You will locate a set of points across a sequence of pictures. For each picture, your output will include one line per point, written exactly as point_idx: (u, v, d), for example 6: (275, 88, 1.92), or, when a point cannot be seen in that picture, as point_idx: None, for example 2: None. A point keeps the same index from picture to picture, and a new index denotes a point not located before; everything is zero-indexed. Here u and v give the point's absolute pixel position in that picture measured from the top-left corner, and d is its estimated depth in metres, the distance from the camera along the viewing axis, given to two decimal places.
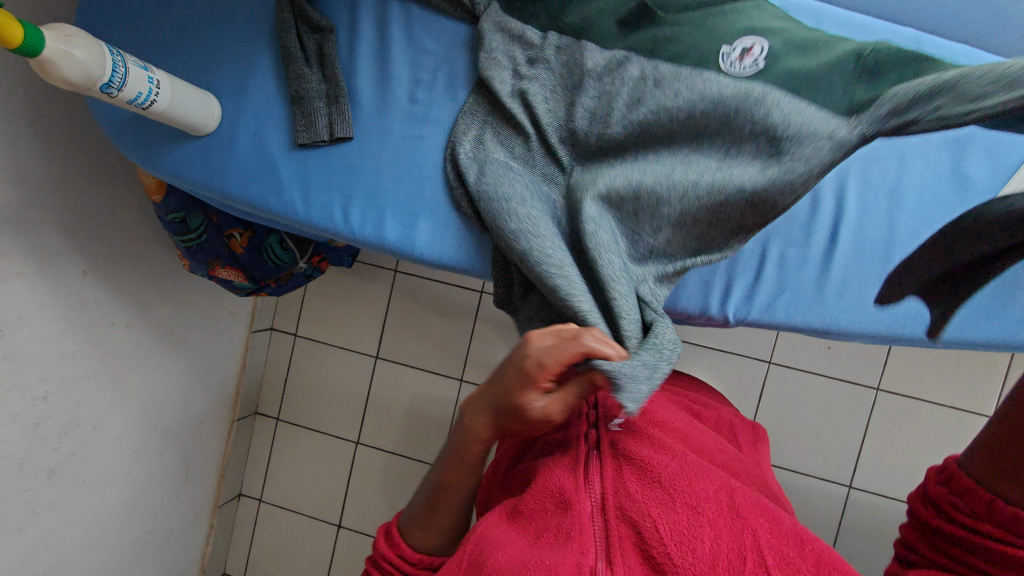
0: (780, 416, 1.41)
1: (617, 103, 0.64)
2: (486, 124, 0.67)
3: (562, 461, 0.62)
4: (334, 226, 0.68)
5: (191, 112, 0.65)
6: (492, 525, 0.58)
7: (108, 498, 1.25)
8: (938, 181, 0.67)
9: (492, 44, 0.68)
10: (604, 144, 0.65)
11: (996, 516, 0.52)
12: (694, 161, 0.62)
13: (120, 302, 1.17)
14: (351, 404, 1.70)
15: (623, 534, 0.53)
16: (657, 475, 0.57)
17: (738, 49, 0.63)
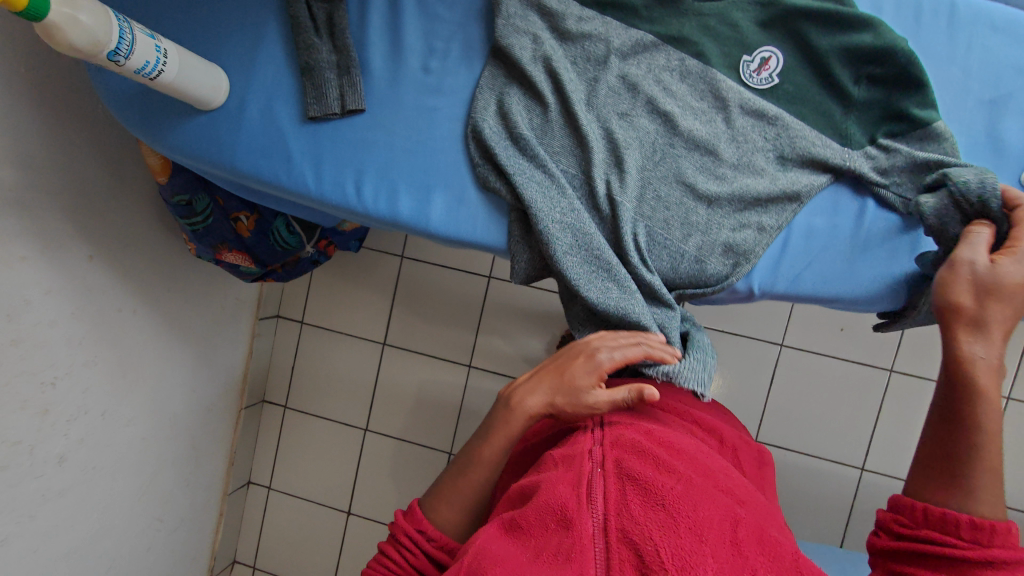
0: (792, 399, 1.40)
1: (642, 84, 0.64)
2: (505, 95, 0.65)
3: (564, 476, 0.56)
4: (346, 201, 0.66)
5: (198, 85, 0.63)
6: (488, 541, 0.54)
7: (118, 485, 1.25)
8: (972, 145, 0.64)
9: (510, 12, 0.65)
10: (633, 120, 0.64)
11: (936, 523, 0.53)
12: (727, 148, 0.63)
13: (126, 287, 1.15)
14: (359, 391, 1.69)
15: (622, 556, 0.48)
16: (663, 497, 0.51)
17: (757, 60, 0.64)
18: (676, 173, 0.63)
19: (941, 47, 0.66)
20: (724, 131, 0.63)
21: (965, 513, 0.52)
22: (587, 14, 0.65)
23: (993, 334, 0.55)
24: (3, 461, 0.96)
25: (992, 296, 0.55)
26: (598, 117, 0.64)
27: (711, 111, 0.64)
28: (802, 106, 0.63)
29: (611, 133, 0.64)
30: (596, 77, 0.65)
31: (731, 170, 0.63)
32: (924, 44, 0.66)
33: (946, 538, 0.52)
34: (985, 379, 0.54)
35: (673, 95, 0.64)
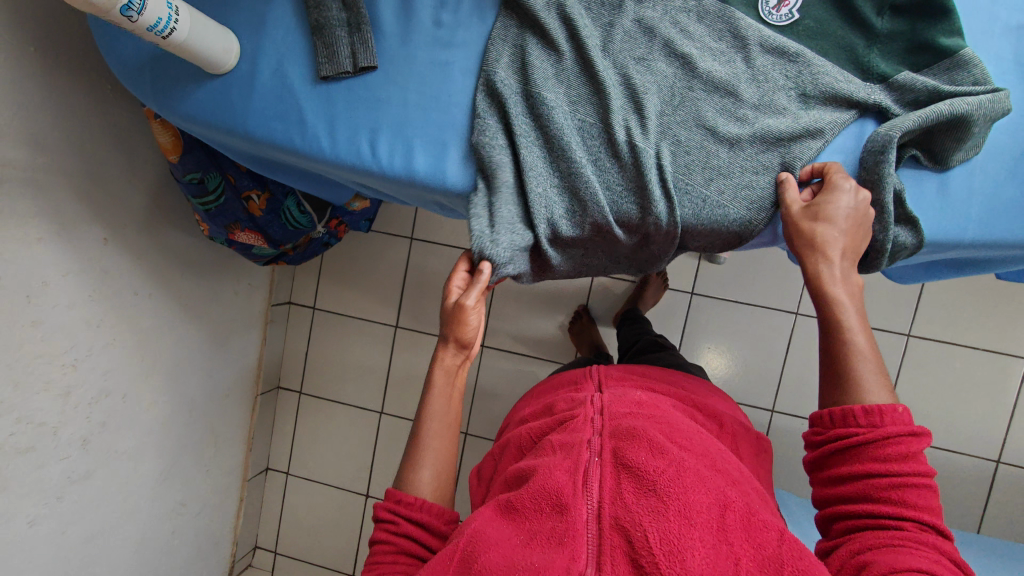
0: (806, 368, 1.39)
1: (657, 29, 0.63)
2: (518, 47, 0.64)
3: (562, 463, 0.59)
4: (360, 159, 0.66)
5: (210, 46, 0.63)
6: (484, 523, 0.57)
7: (141, 468, 1.26)
8: (999, 71, 0.62)
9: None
10: (648, 65, 0.63)
11: (835, 422, 0.57)
12: (749, 88, 0.62)
13: (142, 270, 1.16)
14: (373, 375, 1.70)
15: (613, 543, 0.50)
16: (653, 484, 0.53)
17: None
18: (695, 116, 0.62)
19: None
20: (743, 72, 0.62)
21: (858, 404, 0.56)
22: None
23: (831, 252, 0.58)
24: (29, 441, 0.98)
25: (820, 221, 0.58)
26: (613, 65, 0.63)
27: (728, 55, 0.63)
28: (822, 42, 0.62)
29: (627, 79, 0.63)
30: (609, 24, 0.64)
31: (752, 110, 0.62)
32: None
33: (845, 429, 0.55)
34: (839, 293, 0.59)
35: (689, 37, 0.63)
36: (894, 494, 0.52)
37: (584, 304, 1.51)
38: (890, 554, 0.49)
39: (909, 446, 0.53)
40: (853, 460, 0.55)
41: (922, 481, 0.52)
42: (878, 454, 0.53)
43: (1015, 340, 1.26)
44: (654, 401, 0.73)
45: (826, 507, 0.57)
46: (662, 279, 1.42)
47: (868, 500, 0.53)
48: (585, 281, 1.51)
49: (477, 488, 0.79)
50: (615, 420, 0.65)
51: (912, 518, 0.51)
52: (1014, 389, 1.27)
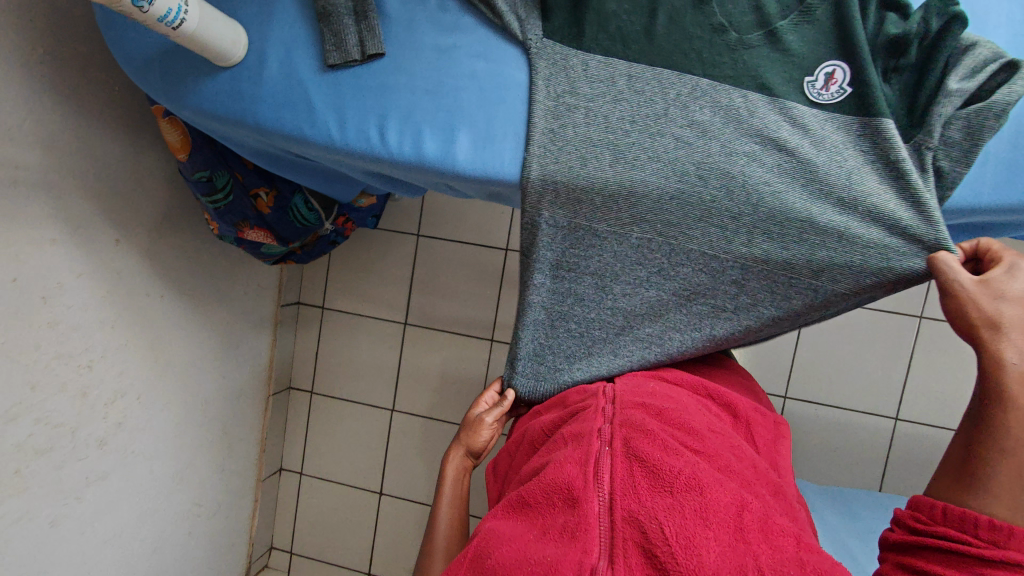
0: (817, 353, 1.39)
1: (709, 138, 0.59)
2: (565, 172, 0.63)
3: (572, 455, 0.57)
4: (371, 148, 0.66)
5: (219, 37, 0.63)
6: (497, 522, 0.55)
7: (157, 469, 1.27)
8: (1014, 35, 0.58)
9: (556, 87, 0.62)
10: (704, 173, 0.59)
11: (951, 520, 0.49)
12: (838, 167, 0.57)
13: (154, 271, 1.17)
14: (384, 372, 1.71)
15: (626, 535, 0.48)
16: (669, 483, 0.51)
17: (821, 77, 0.57)
18: (767, 222, 0.59)
19: None
20: (826, 157, 0.57)
21: (983, 512, 0.48)
22: (639, 67, 0.61)
23: (1018, 339, 0.51)
24: (47, 442, 0.98)
25: (1004, 299, 0.52)
26: (661, 182, 0.60)
27: (794, 151, 0.58)
28: None
29: (669, 170, 0.60)
30: (655, 138, 0.60)
31: (850, 192, 0.57)
32: None
33: (959, 533, 0.47)
34: (1017, 389, 0.50)
35: (752, 152, 0.58)
36: None
37: None
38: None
39: None
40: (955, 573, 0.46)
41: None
42: None
43: None
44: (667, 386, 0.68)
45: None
46: None
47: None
48: None
49: (492, 484, 0.77)
50: (625, 409, 0.62)
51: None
52: None
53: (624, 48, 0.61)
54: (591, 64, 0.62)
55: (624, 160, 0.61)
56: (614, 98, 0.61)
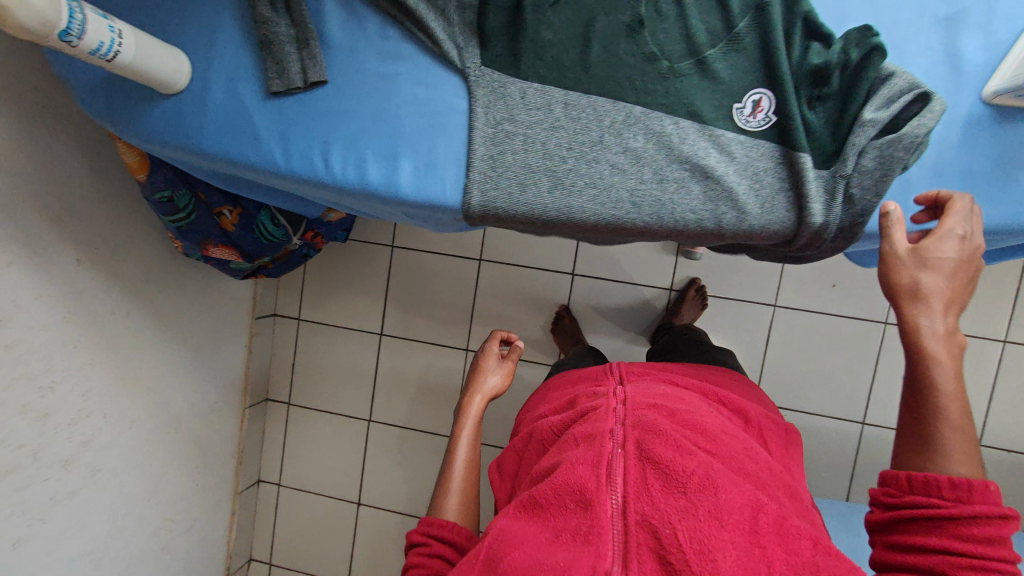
0: (787, 359, 1.41)
1: (642, 165, 0.61)
2: (505, 197, 0.64)
3: (585, 457, 0.60)
4: (316, 173, 0.67)
5: (159, 66, 0.64)
6: (509, 523, 0.59)
7: (126, 486, 1.26)
8: (930, 69, 0.58)
9: (495, 114, 0.63)
10: (636, 202, 0.61)
11: (918, 488, 0.52)
12: (753, 194, 0.59)
13: (118, 289, 1.16)
14: (360, 383, 1.71)
15: (640, 540, 0.51)
16: (683, 484, 0.54)
17: (748, 104, 0.59)
18: (689, 240, 0.64)
19: None
20: (746, 180, 0.59)
21: (943, 474, 0.52)
22: (575, 95, 0.62)
23: (934, 303, 0.56)
24: (8, 465, 0.98)
25: (927, 270, 0.57)
26: (596, 210, 0.62)
27: (718, 179, 0.59)
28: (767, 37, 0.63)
29: (603, 201, 0.62)
30: (592, 164, 0.62)
31: (763, 216, 0.60)
32: None
33: (927, 499, 0.51)
34: (936, 348, 0.55)
35: (680, 176, 0.60)
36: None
37: (565, 305, 1.57)
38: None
39: (997, 529, 0.49)
40: (932, 534, 0.50)
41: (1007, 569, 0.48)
42: (962, 532, 0.49)
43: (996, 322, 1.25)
44: (675, 393, 0.74)
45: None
46: (701, 298, 1.44)
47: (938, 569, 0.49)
48: (567, 283, 1.57)
49: (500, 484, 0.79)
50: (636, 412, 0.67)
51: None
52: (993, 373, 1.25)
53: (561, 76, 0.62)
54: (528, 90, 0.62)
55: (562, 186, 0.63)
56: (551, 126, 0.62)
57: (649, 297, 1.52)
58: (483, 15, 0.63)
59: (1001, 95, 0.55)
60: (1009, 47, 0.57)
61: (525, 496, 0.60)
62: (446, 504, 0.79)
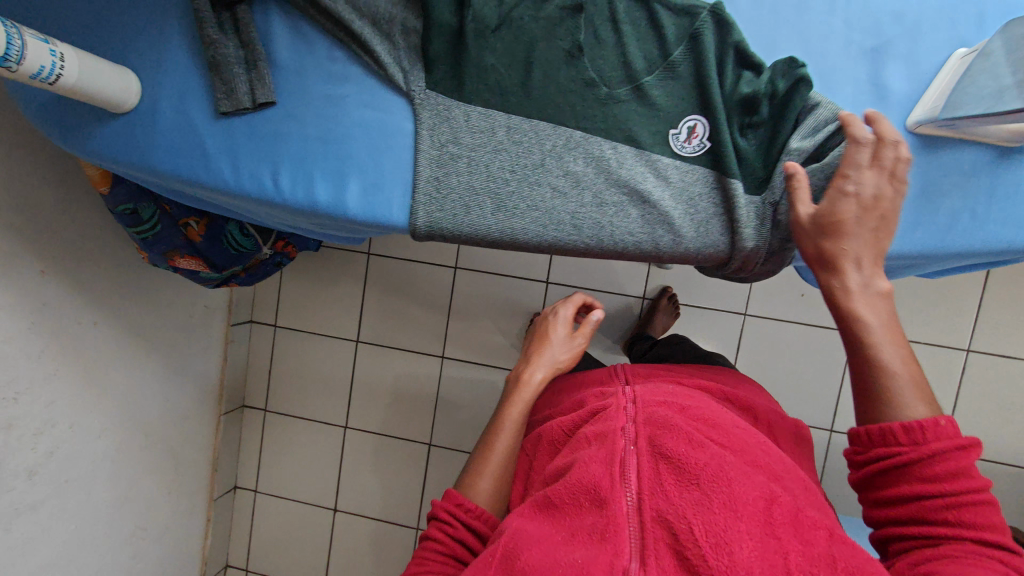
0: (757, 368, 1.43)
1: (583, 189, 0.63)
2: (448, 218, 0.64)
3: (599, 455, 0.62)
4: (265, 192, 0.68)
5: (106, 87, 0.64)
6: (526, 522, 0.61)
7: (95, 495, 1.26)
8: (857, 97, 0.63)
9: (440, 136, 0.64)
10: (578, 225, 0.63)
11: (879, 440, 0.55)
12: (688, 217, 0.62)
13: (85, 299, 1.16)
14: (337, 389, 1.71)
15: (657, 535, 0.52)
16: (695, 476, 0.56)
17: (683, 131, 0.62)
18: (630, 261, 0.66)
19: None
20: (682, 204, 0.62)
21: (898, 421, 0.54)
22: (517, 119, 0.63)
23: (845, 263, 0.58)
24: None
25: (829, 236, 0.58)
26: (540, 232, 0.63)
27: (656, 203, 0.62)
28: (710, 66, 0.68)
29: (546, 224, 0.63)
30: (535, 187, 0.63)
31: (698, 238, 0.63)
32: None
33: (888, 449, 0.54)
34: (859, 306, 0.57)
35: (620, 200, 0.63)
36: (951, 514, 0.51)
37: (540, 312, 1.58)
38: (953, 569, 0.48)
39: (959, 461, 0.51)
40: (901, 481, 0.53)
41: (977, 497, 0.51)
42: (927, 473, 0.52)
43: (956, 333, 1.28)
44: (680, 393, 0.75)
45: (880, 526, 0.55)
46: (673, 306, 1.44)
47: (918, 514, 0.52)
48: (541, 290, 1.58)
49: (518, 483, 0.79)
50: (647, 409, 0.69)
51: (972, 534, 0.50)
52: (956, 379, 1.29)
53: (503, 100, 0.63)
54: (471, 113, 0.63)
55: (505, 209, 0.63)
56: (494, 148, 0.63)
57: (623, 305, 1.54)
58: (427, 39, 0.64)
59: (922, 124, 0.61)
60: (927, 82, 0.63)
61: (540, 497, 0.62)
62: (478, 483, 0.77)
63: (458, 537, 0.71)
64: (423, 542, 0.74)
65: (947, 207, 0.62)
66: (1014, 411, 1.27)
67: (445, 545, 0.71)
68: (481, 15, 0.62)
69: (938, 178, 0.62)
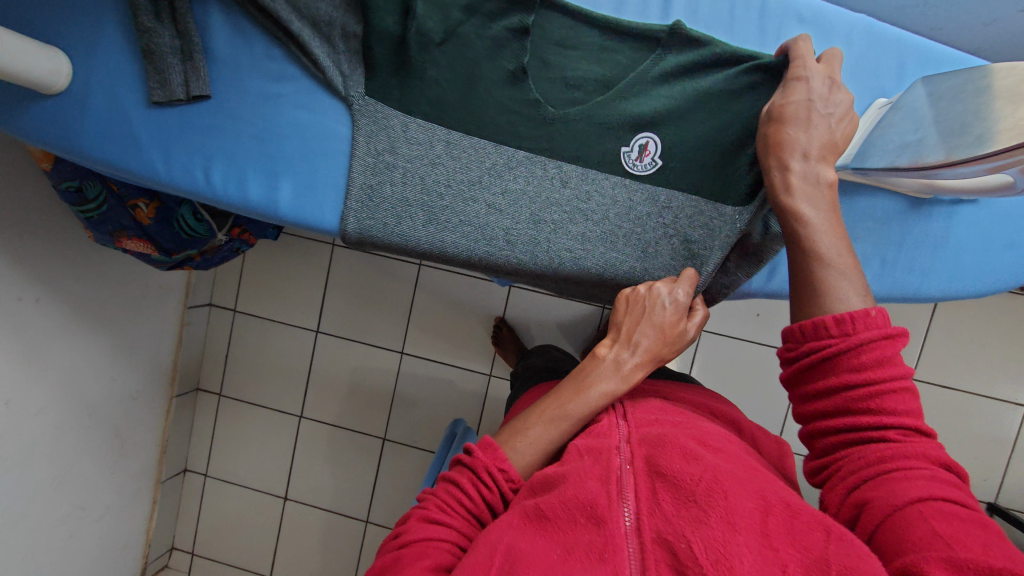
0: (711, 382, 1.45)
1: (514, 207, 0.69)
2: (378, 226, 0.68)
3: (593, 471, 0.55)
4: (195, 186, 0.69)
5: (32, 68, 0.62)
6: (519, 534, 0.52)
7: (32, 473, 1.23)
8: None
9: (377, 145, 0.67)
10: (510, 242, 0.70)
11: (812, 336, 0.57)
12: (615, 243, 0.71)
13: (28, 277, 1.14)
14: (293, 378, 1.70)
15: (658, 557, 0.47)
16: (691, 492, 0.50)
17: (636, 148, 0.71)
18: (560, 279, 0.73)
19: (752, 40, 0.76)
20: (603, 232, 0.71)
21: (828, 314, 0.56)
22: (456, 135, 0.68)
23: (792, 158, 0.64)
24: None
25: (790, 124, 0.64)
26: (471, 245, 0.69)
27: (582, 227, 0.71)
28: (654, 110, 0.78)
29: (477, 237, 0.69)
30: (468, 203, 0.69)
31: (624, 262, 0.72)
32: (735, 39, 0.76)
33: (817, 341, 0.56)
34: (799, 203, 0.62)
35: (548, 222, 0.70)
36: (874, 403, 0.53)
37: (502, 315, 1.59)
38: (885, 492, 0.49)
39: (884, 349, 0.54)
40: (830, 373, 0.55)
41: (900, 384, 0.53)
42: (854, 363, 0.54)
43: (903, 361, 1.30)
44: (680, 410, 0.67)
45: (811, 425, 0.58)
46: None
47: (845, 411, 0.54)
48: (504, 292, 1.59)
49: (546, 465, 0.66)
50: (642, 428, 0.61)
51: (892, 424, 0.52)
52: None
53: (442, 114, 0.68)
54: (410, 125, 0.67)
55: (437, 221, 0.68)
56: (430, 161, 0.68)
57: (584, 313, 1.56)
58: (369, 46, 0.67)
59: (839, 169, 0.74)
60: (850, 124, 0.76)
61: (529, 507, 0.54)
62: (515, 445, 0.64)
63: (487, 499, 0.60)
64: (445, 483, 0.61)
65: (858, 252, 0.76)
66: (956, 440, 1.30)
67: (470, 500, 0.59)
68: (425, 29, 0.66)
69: (854, 224, 0.76)
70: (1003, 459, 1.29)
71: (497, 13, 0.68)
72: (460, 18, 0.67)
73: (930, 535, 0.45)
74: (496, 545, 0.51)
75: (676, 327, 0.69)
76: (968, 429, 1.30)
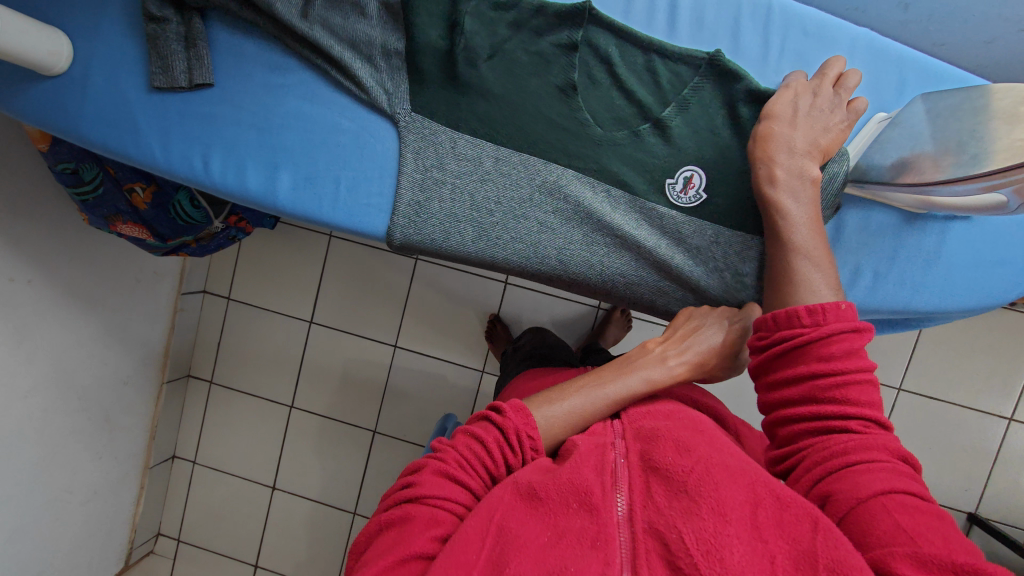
0: None
1: (563, 226, 0.71)
2: (427, 240, 0.70)
3: (588, 460, 0.56)
4: (193, 173, 0.69)
5: (35, 50, 0.62)
6: (510, 512, 0.52)
7: (20, 455, 1.23)
8: None
9: (424, 161, 0.68)
10: (561, 258, 0.72)
11: (783, 324, 0.59)
12: (661, 262, 0.72)
13: (21, 258, 1.13)
14: (285, 368, 1.70)
15: (648, 546, 0.48)
16: (683, 484, 0.51)
17: (681, 181, 0.71)
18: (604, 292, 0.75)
19: (755, 52, 0.76)
20: (651, 251, 0.72)
21: (803, 305, 0.59)
22: (505, 152, 0.70)
23: (778, 157, 0.66)
24: None
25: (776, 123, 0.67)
26: (522, 261, 0.72)
27: (630, 246, 0.72)
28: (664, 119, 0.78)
29: (528, 255, 0.71)
30: (517, 220, 0.70)
31: (666, 279, 0.74)
32: (740, 50, 0.76)
33: (790, 328, 0.58)
34: (779, 197, 0.65)
35: (594, 239, 0.72)
36: (839, 393, 0.54)
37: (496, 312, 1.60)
38: (849, 485, 0.50)
39: (852, 342, 0.55)
40: (800, 361, 0.57)
41: (866, 376, 0.55)
42: (824, 352, 0.55)
43: (890, 371, 1.32)
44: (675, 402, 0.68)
45: (774, 411, 0.59)
46: (624, 318, 1.46)
47: (811, 400, 0.55)
48: (499, 288, 1.60)
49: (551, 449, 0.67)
50: (635, 421, 0.62)
51: (854, 415, 0.54)
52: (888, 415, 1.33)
53: (494, 132, 0.69)
54: (458, 141, 0.69)
55: (486, 238, 0.70)
56: (481, 178, 0.69)
57: (578, 313, 1.56)
58: (415, 61, 0.68)
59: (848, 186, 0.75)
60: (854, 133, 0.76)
61: (523, 485, 0.54)
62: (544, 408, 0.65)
63: (506, 459, 0.61)
64: (472, 434, 0.61)
65: (852, 265, 0.77)
66: (940, 450, 1.32)
67: (489, 458, 0.60)
68: (472, 44, 0.68)
69: (847, 237, 0.77)
70: (985, 470, 1.31)
71: (546, 28, 0.69)
72: (508, 36, 0.69)
73: (894, 529, 0.46)
74: (496, 520, 0.52)
75: (729, 351, 0.70)
76: (952, 440, 1.31)
